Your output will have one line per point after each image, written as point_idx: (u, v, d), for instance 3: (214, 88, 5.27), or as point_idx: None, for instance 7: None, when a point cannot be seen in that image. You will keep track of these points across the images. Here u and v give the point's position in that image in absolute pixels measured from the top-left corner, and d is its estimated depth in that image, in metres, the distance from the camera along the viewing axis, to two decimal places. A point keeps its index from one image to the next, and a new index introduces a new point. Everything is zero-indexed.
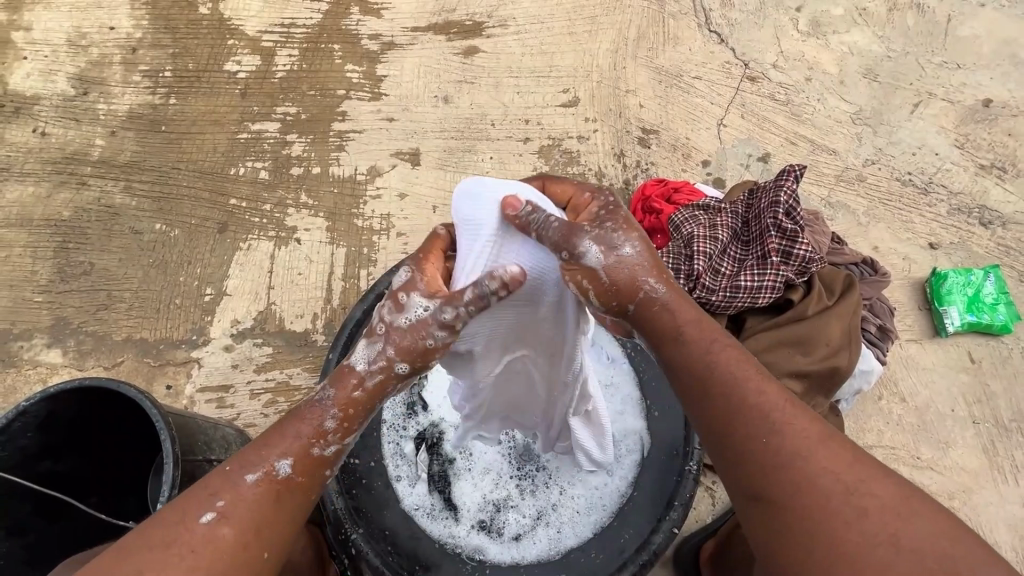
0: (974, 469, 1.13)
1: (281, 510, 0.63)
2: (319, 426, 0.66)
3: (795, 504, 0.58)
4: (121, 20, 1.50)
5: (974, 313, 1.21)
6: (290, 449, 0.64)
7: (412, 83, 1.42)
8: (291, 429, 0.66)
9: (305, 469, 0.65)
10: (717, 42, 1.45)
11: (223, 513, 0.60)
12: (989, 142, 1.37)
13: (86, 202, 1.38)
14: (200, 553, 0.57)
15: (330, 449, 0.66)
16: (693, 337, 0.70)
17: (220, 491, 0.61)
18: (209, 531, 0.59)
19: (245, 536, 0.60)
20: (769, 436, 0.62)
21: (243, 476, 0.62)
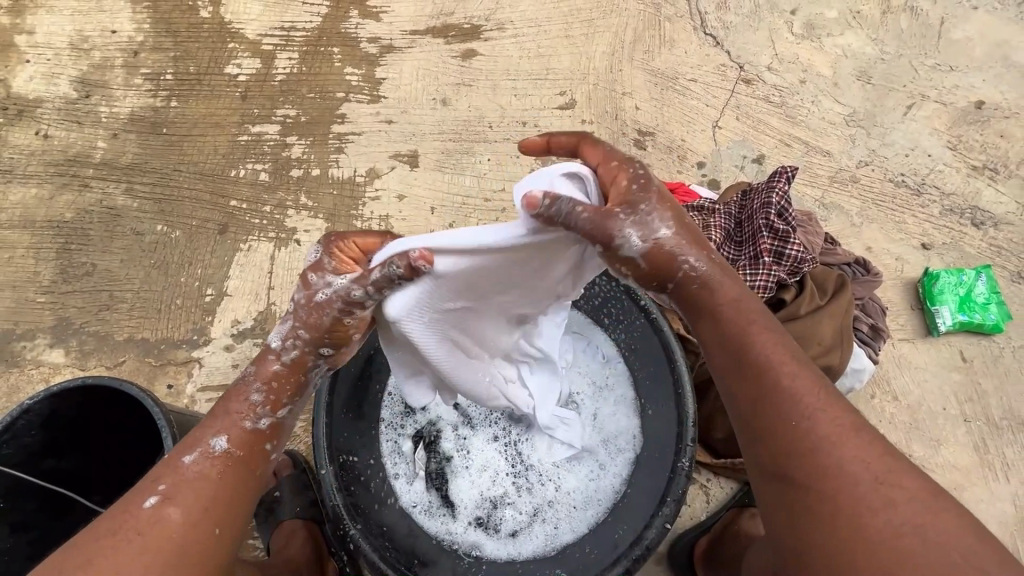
0: (966, 467, 1.15)
1: (226, 485, 0.65)
2: (252, 404, 0.68)
3: (819, 489, 0.59)
4: (123, 23, 1.52)
5: (966, 312, 1.22)
6: (224, 428, 0.67)
7: (411, 86, 1.44)
8: (224, 411, 0.68)
9: (245, 444, 0.67)
10: (713, 45, 1.47)
11: (167, 495, 0.62)
12: (981, 143, 1.39)
13: (88, 203, 1.39)
14: (149, 533, 0.60)
15: (264, 423, 0.69)
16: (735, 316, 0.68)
17: (161, 476, 0.64)
18: (154, 512, 0.61)
19: (191, 512, 0.62)
20: (803, 419, 0.62)
21: (182, 458, 0.65)
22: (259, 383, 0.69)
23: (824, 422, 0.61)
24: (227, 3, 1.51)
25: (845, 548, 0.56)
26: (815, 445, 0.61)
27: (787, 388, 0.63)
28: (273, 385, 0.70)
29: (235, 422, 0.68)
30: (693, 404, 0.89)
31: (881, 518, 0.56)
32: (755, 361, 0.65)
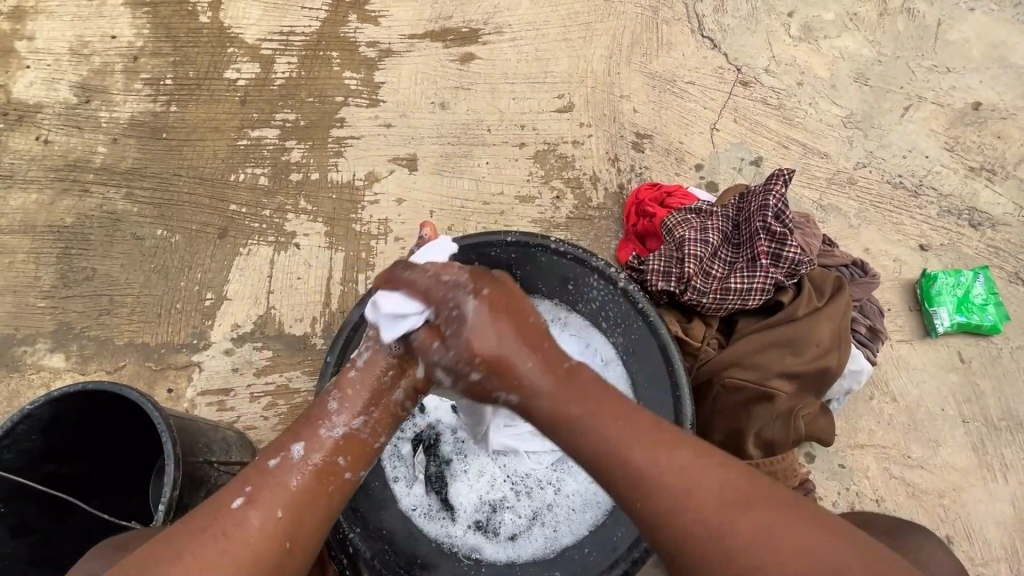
0: (964, 468, 1.15)
1: (301, 495, 0.71)
2: (331, 416, 0.77)
3: (683, 527, 0.62)
4: (122, 29, 1.52)
5: (964, 313, 1.22)
6: (304, 437, 0.75)
7: (409, 90, 1.44)
8: (307, 422, 0.76)
9: (321, 454, 0.74)
10: (710, 47, 1.47)
11: (251, 498, 0.69)
12: (979, 144, 1.39)
13: (88, 208, 1.40)
14: (231, 534, 0.65)
15: (339, 433, 0.76)
16: (589, 405, 0.70)
17: (249, 480, 0.70)
18: (240, 513, 0.67)
19: (272, 516, 0.68)
20: (657, 485, 0.64)
21: (267, 463, 0.72)
22: (337, 393, 0.79)
23: (676, 476, 0.63)
24: (226, 8, 1.52)
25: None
26: (677, 505, 0.62)
27: (640, 454, 0.66)
28: (348, 393, 0.79)
29: (313, 432, 0.75)
30: (691, 406, 0.90)
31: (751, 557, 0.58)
32: (608, 448, 0.67)
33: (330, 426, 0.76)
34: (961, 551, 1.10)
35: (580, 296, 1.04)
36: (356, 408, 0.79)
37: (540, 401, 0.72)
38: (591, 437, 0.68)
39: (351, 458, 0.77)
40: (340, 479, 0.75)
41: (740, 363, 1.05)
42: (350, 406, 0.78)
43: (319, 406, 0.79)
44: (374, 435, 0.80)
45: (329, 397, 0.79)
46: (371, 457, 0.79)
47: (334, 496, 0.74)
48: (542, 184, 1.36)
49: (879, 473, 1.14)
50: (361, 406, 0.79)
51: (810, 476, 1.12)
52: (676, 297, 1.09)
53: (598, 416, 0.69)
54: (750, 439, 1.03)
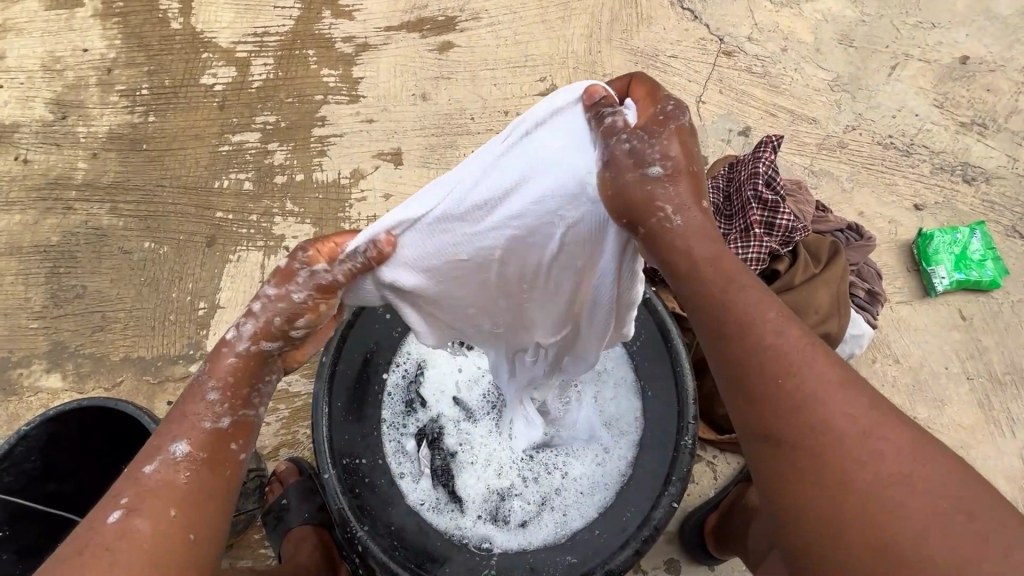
0: (971, 424, 1.14)
1: (196, 489, 0.55)
2: (204, 405, 0.58)
3: (812, 447, 0.50)
4: (94, 41, 1.49)
5: (962, 270, 1.21)
6: (183, 430, 0.57)
7: (390, 83, 1.42)
8: (180, 417, 0.58)
9: (207, 442, 0.57)
10: (691, 19, 1.44)
11: (132, 509, 0.52)
12: (968, 99, 1.37)
13: (73, 225, 1.38)
14: (115, 551, 0.50)
15: (227, 422, 0.59)
16: (707, 286, 0.57)
17: (125, 490, 0.54)
18: (120, 527, 0.51)
19: (161, 522, 0.52)
20: (782, 394, 0.52)
21: (142, 468, 0.55)
22: (212, 380, 0.59)
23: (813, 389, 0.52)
24: (198, 13, 1.49)
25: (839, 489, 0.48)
26: (797, 428, 0.51)
27: (778, 363, 0.53)
28: (229, 379, 0.59)
29: (189, 422, 0.57)
30: (693, 383, 0.91)
31: (871, 482, 0.47)
32: (744, 337, 0.55)
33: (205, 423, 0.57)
34: None
35: None
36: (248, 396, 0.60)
37: (676, 252, 0.58)
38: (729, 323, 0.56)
39: (246, 439, 0.60)
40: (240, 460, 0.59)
41: None
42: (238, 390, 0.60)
43: (191, 397, 0.59)
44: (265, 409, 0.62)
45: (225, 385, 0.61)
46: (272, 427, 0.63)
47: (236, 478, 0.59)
48: None
49: None
50: (250, 387, 0.60)
51: None
52: None
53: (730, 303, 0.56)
54: None
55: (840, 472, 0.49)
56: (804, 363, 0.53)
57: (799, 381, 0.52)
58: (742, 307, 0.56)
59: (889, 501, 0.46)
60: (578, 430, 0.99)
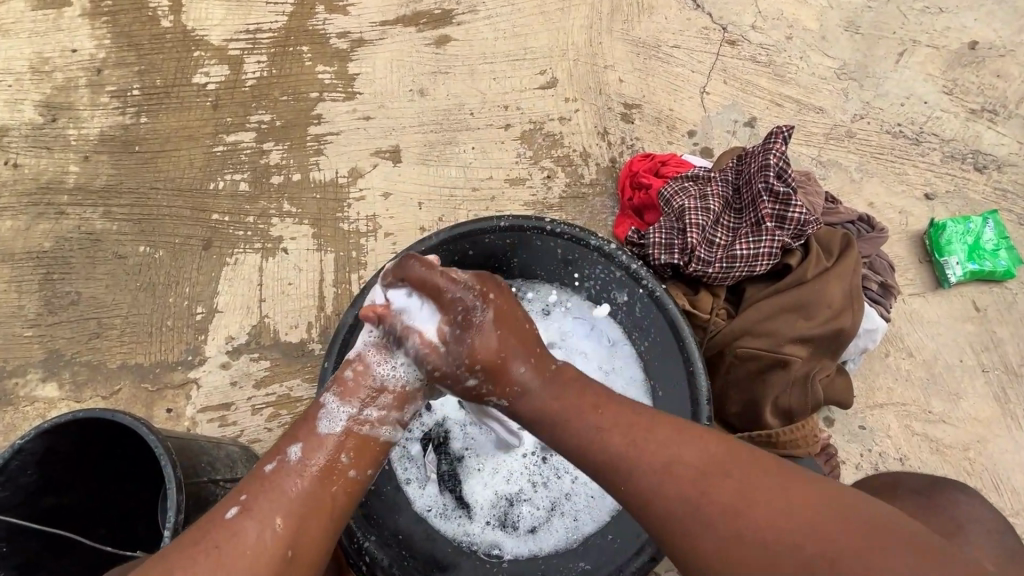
0: (987, 418, 1.12)
1: (299, 501, 0.68)
2: (326, 413, 0.74)
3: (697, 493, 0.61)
4: (82, 41, 1.45)
5: (976, 260, 1.18)
6: (301, 437, 0.72)
7: (386, 79, 1.39)
8: (303, 423, 0.74)
9: (323, 455, 0.71)
10: (693, 8, 1.41)
11: (247, 508, 0.66)
12: (978, 85, 1.34)
13: (66, 231, 1.35)
14: (225, 545, 0.64)
15: (340, 430, 0.73)
16: (571, 404, 0.71)
17: (246, 488, 0.69)
18: (233, 524, 0.65)
19: (264, 527, 0.65)
20: (666, 490, 0.63)
21: (263, 469, 0.70)
22: (334, 388, 0.76)
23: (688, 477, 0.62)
24: (188, 10, 1.45)
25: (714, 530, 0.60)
26: (699, 519, 0.60)
27: (658, 455, 0.65)
28: (346, 387, 0.76)
29: (310, 432, 0.72)
30: (706, 381, 0.87)
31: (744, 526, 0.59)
32: (648, 492, 0.64)
33: (329, 422, 0.73)
34: (990, 502, 1.08)
35: (580, 277, 1.01)
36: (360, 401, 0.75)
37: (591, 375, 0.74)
38: (625, 462, 0.65)
39: (353, 454, 0.73)
40: (344, 477, 0.72)
41: (752, 331, 1.02)
42: (352, 401, 0.75)
43: (316, 403, 0.76)
44: (375, 425, 0.75)
45: (327, 394, 0.76)
46: (379, 453, 0.75)
47: (337, 497, 0.71)
48: (532, 165, 1.31)
49: (901, 431, 1.11)
50: (355, 402, 0.75)
51: (830, 441, 1.09)
52: (680, 269, 1.06)
53: (614, 432, 0.67)
54: (768, 408, 1.00)
55: (748, 543, 0.58)
56: (682, 448, 0.65)
57: (668, 478, 0.63)
58: (621, 437, 0.67)
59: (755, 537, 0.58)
60: None
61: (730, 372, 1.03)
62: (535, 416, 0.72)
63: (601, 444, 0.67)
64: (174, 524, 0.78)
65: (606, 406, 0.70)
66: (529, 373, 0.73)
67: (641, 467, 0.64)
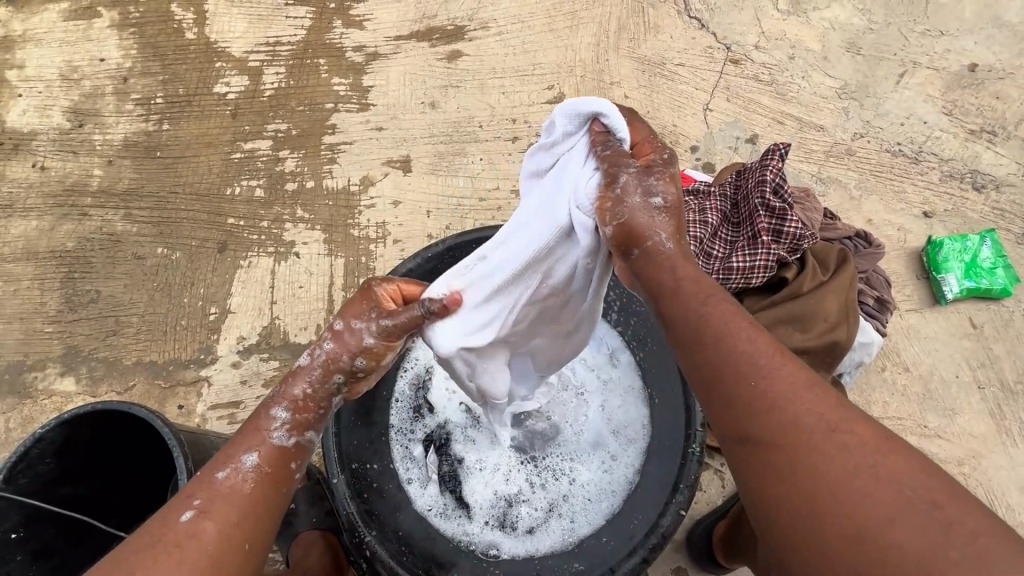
0: (983, 434, 1.14)
1: (260, 504, 0.60)
2: (278, 424, 0.65)
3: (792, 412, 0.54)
4: (110, 51, 1.52)
5: (973, 278, 1.20)
6: (256, 444, 0.63)
7: (399, 92, 1.44)
8: (253, 429, 0.64)
9: (281, 463, 0.64)
10: (698, 27, 1.45)
11: (203, 510, 0.58)
12: (977, 106, 1.37)
13: (88, 231, 1.40)
14: (185, 549, 0.55)
15: (294, 442, 0.65)
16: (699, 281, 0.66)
17: (196, 492, 0.59)
18: (192, 526, 0.56)
19: (226, 527, 0.57)
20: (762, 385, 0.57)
21: (215, 474, 0.61)
22: (287, 398, 0.66)
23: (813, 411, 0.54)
24: (212, 23, 1.52)
25: (795, 447, 0.53)
26: (785, 424, 0.54)
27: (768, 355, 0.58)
28: (303, 405, 0.67)
29: (265, 439, 0.64)
30: None
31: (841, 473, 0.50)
32: (766, 400, 0.56)
33: (280, 437, 0.64)
34: None
35: None
36: (307, 420, 0.67)
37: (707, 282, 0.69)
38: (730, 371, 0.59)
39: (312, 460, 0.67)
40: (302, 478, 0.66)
41: None
42: (302, 415, 0.66)
43: (263, 409, 0.66)
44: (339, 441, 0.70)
45: (275, 404, 0.66)
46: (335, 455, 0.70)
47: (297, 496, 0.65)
48: None
49: None
50: (313, 425, 0.67)
51: None
52: None
53: (726, 316, 0.62)
54: None
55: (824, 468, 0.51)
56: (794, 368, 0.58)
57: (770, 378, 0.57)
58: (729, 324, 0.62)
59: (848, 480, 0.49)
60: (587, 435, 1.00)
61: None
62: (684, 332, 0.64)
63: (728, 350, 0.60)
64: None
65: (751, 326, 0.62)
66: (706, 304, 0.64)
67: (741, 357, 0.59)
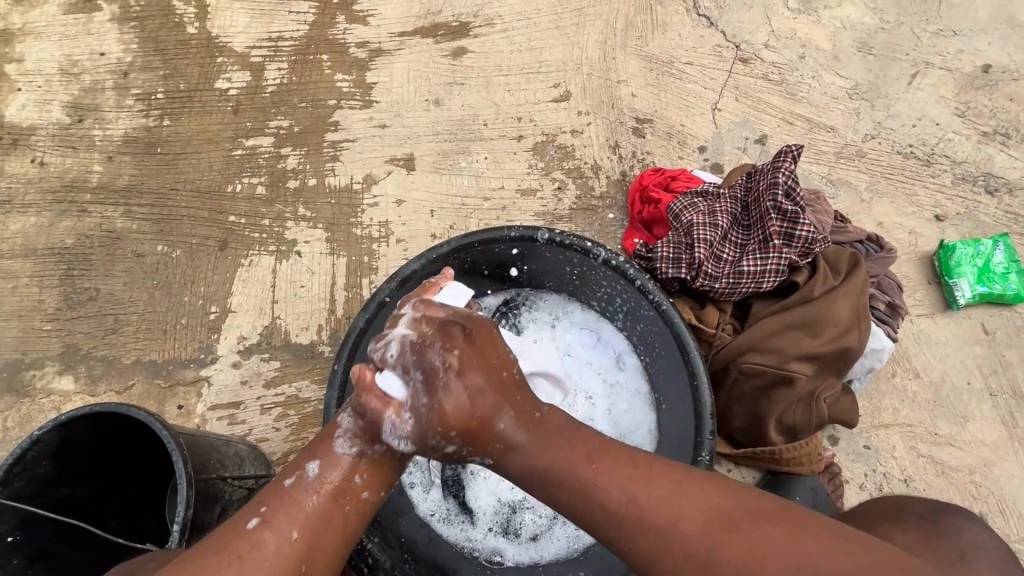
0: (994, 442, 1.12)
1: (317, 518, 0.69)
2: (342, 433, 0.74)
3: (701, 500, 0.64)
4: (110, 45, 1.50)
5: (986, 283, 1.18)
6: (320, 455, 0.73)
7: (403, 89, 1.42)
8: (322, 441, 0.75)
9: (337, 473, 0.72)
10: (707, 26, 1.43)
11: (265, 520, 0.68)
12: (991, 108, 1.35)
13: (87, 228, 1.39)
14: (245, 556, 0.65)
15: (355, 453, 0.74)
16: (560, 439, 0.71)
17: (265, 500, 0.70)
18: (254, 535, 0.66)
19: (282, 540, 0.66)
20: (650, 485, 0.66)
21: (284, 482, 0.72)
22: (350, 409, 0.76)
23: (675, 510, 0.62)
24: (213, 18, 1.50)
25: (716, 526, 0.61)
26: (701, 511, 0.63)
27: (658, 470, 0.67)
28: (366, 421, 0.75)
29: (328, 450, 0.73)
30: (710, 395, 0.88)
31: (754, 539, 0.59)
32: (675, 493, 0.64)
33: (343, 443, 0.74)
34: (996, 527, 1.07)
35: (587, 290, 1.03)
36: (368, 429, 0.74)
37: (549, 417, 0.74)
38: (619, 514, 0.65)
39: (367, 477, 0.73)
40: (358, 498, 0.72)
41: (757, 347, 1.02)
42: (363, 423, 0.75)
43: (334, 421, 0.77)
44: (392, 457, 0.76)
45: (342, 413, 0.76)
46: (393, 475, 0.76)
47: (351, 517, 0.72)
48: (543, 176, 1.33)
49: (907, 452, 1.11)
50: (372, 441, 0.74)
51: (834, 459, 1.09)
52: (687, 283, 1.07)
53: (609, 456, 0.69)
54: (771, 425, 1.01)
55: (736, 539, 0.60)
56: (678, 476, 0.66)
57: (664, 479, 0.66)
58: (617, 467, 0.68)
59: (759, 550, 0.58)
60: None
61: (733, 387, 1.03)
62: (521, 473, 0.70)
63: (600, 501, 0.66)
64: (183, 520, 0.81)
65: (601, 456, 0.69)
66: (510, 426, 0.72)
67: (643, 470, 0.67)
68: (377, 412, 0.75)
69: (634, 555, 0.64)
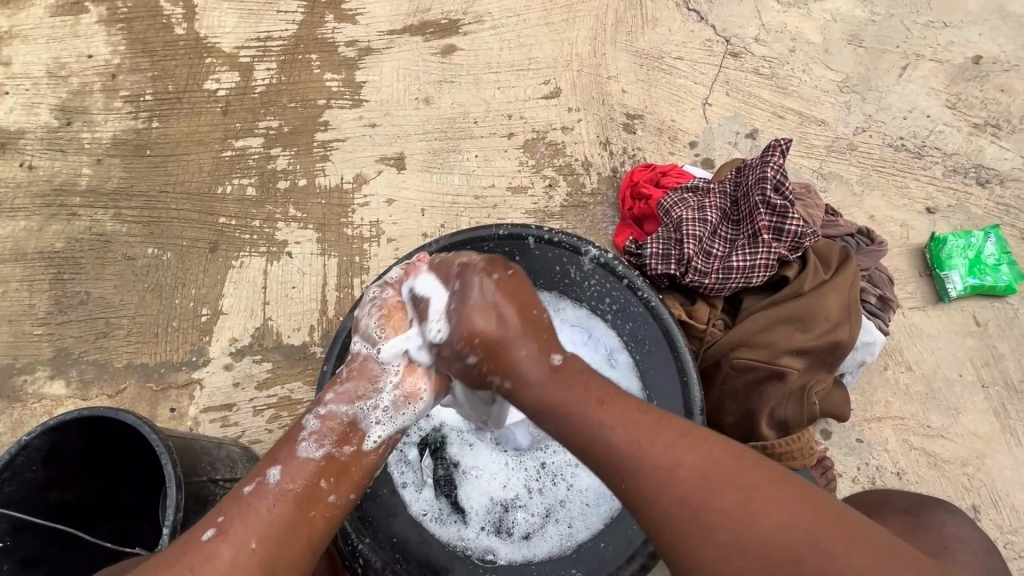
0: (986, 433, 1.12)
1: (277, 525, 0.69)
2: (306, 435, 0.75)
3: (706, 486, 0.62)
4: (98, 47, 1.49)
5: (976, 275, 1.18)
6: (281, 462, 0.73)
7: (392, 87, 1.41)
8: (283, 446, 0.75)
9: (301, 479, 0.73)
10: (697, 20, 1.42)
11: (221, 531, 0.68)
12: (982, 100, 1.35)
13: (77, 232, 1.38)
14: (200, 568, 0.65)
15: (320, 455, 0.75)
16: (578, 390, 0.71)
17: (224, 509, 0.70)
18: (211, 546, 0.66)
19: (238, 551, 0.66)
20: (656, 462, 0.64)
21: (243, 489, 0.72)
22: (317, 416, 0.77)
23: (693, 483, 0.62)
24: (201, 18, 1.49)
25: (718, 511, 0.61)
26: (703, 506, 0.61)
27: (664, 452, 0.65)
28: (332, 426, 0.77)
29: (290, 455, 0.74)
30: (699, 392, 0.88)
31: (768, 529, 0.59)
32: (684, 477, 0.63)
33: (308, 446, 0.75)
34: (988, 519, 1.07)
35: (577, 289, 1.02)
36: (337, 432, 0.76)
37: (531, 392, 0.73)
38: (624, 454, 0.66)
39: (332, 480, 0.74)
40: (323, 503, 0.73)
41: (748, 342, 1.02)
42: (331, 427, 0.77)
43: (298, 426, 0.77)
44: (359, 459, 0.77)
45: (308, 415, 0.78)
46: (358, 477, 0.77)
47: (315, 522, 0.72)
48: (534, 173, 1.33)
49: (899, 445, 1.11)
50: (339, 444, 0.76)
51: (827, 454, 1.09)
52: (677, 279, 1.07)
53: (616, 422, 0.68)
54: (764, 420, 1.01)
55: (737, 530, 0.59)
56: (694, 454, 0.64)
57: (671, 461, 0.64)
58: (625, 433, 0.66)
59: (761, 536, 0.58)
60: None
61: (725, 383, 1.03)
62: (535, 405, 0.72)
63: (607, 440, 0.67)
64: (171, 523, 0.80)
65: (612, 400, 0.70)
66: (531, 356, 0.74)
67: (649, 456, 0.65)
68: (346, 419, 0.77)
69: (632, 496, 0.65)
